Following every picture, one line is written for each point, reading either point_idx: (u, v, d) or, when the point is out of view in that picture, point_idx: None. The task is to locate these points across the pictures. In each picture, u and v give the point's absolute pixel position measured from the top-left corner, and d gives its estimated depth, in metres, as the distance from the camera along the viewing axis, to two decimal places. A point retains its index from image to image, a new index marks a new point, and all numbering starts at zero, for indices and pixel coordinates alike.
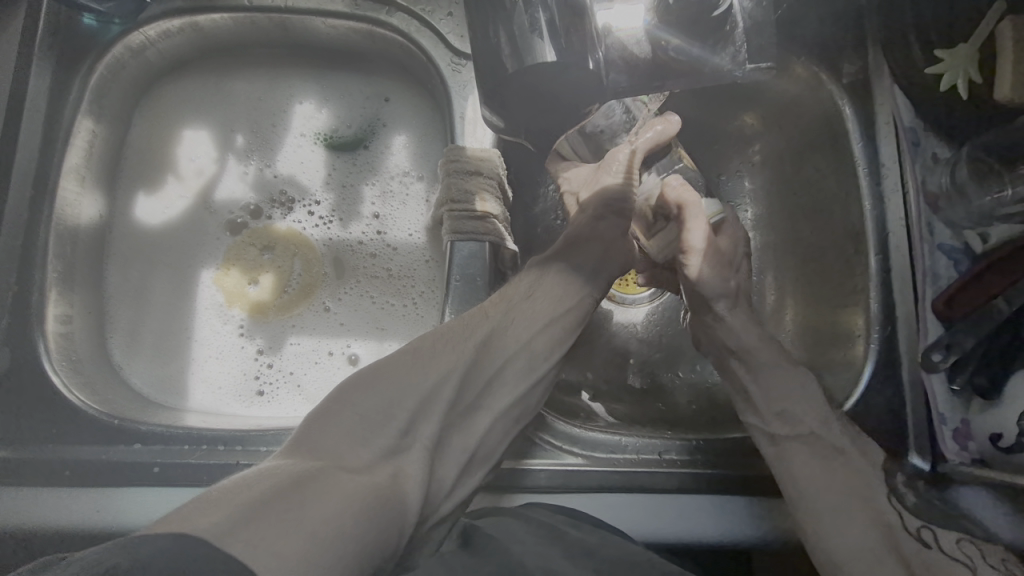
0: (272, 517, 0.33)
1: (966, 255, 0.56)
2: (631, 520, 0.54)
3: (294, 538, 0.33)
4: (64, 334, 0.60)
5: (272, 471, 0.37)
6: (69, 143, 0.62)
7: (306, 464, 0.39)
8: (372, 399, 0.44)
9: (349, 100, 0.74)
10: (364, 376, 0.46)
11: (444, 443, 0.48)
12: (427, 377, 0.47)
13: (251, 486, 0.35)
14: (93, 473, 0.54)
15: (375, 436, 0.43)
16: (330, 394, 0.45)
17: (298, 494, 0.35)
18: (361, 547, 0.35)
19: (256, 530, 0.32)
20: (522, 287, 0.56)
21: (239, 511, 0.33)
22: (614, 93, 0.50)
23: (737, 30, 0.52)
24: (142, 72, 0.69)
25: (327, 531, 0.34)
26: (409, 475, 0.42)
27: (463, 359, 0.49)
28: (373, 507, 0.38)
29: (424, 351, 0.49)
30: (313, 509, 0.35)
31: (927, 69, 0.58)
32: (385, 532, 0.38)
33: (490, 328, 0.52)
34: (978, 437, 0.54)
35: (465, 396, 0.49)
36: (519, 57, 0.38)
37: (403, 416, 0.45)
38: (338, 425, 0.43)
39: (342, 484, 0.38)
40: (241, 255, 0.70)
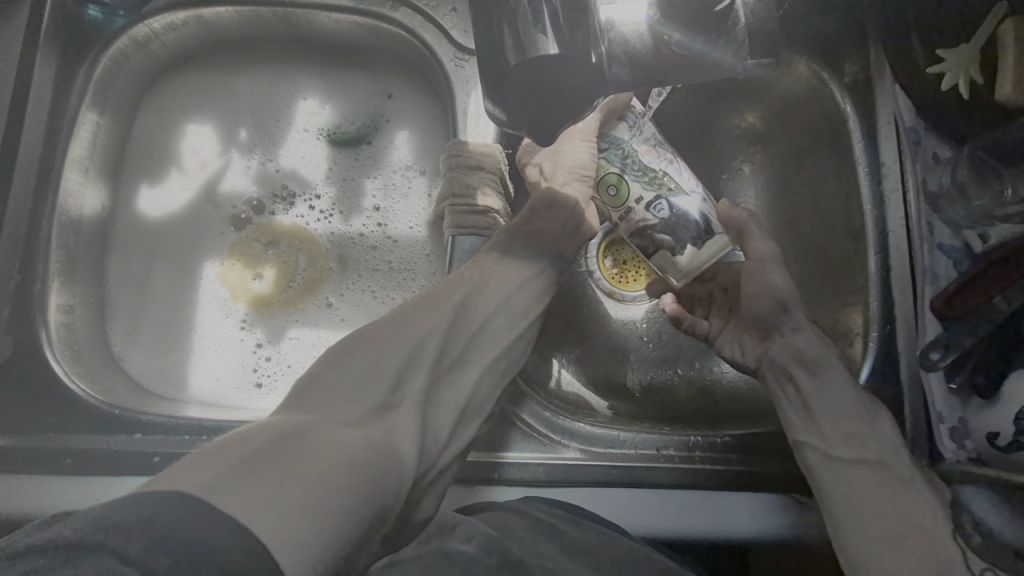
0: (262, 472, 0.36)
1: (966, 255, 0.55)
2: (628, 516, 0.54)
3: (285, 492, 0.35)
4: (66, 323, 0.60)
5: (264, 426, 0.40)
6: (73, 133, 0.62)
7: (298, 419, 0.41)
8: (358, 362, 0.46)
9: (352, 96, 0.75)
10: (351, 341, 0.48)
11: (435, 398, 0.50)
12: (411, 339, 0.49)
13: (244, 441, 0.38)
14: (93, 463, 0.54)
15: (364, 393, 0.45)
16: (318, 360, 0.47)
17: (287, 449, 0.38)
18: (351, 496, 0.38)
19: (246, 485, 0.35)
20: (495, 255, 0.57)
21: (230, 467, 0.36)
22: (616, 88, 0.48)
23: (739, 26, 0.53)
24: (147, 65, 0.70)
25: (315, 483, 0.37)
26: (402, 427, 0.46)
27: (445, 321, 0.51)
28: (364, 459, 0.40)
29: (409, 315, 0.51)
30: (302, 461, 0.37)
31: (928, 69, 0.57)
32: (377, 484, 0.41)
33: (473, 294, 0.54)
34: (976, 436, 0.53)
35: (450, 356, 0.52)
36: (522, 51, 0.38)
37: (390, 374, 0.47)
38: (328, 384, 0.45)
39: (333, 438, 0.40)
40: (246, 249, 0.71)
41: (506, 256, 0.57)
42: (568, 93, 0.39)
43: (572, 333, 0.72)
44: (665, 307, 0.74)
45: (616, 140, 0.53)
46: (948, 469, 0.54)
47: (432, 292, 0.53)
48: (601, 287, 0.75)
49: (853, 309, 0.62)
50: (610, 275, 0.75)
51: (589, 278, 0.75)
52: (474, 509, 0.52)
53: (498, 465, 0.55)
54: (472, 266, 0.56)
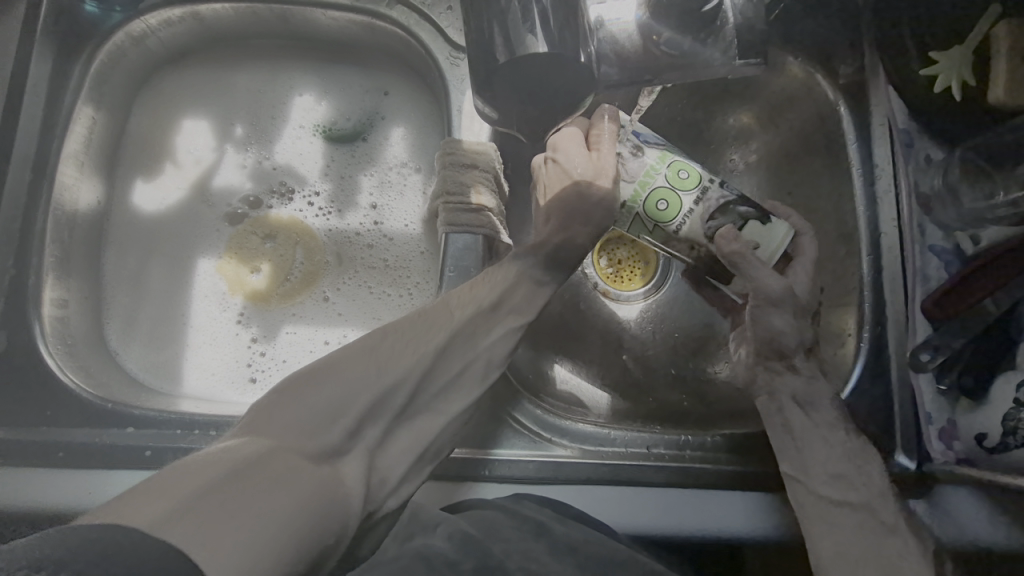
0: (211, 506, 0.29)
1: (957, 256, 0.55)
2: (619, 515, 0.54)
3: (236, 532, 0.28)
4: (60, 317, 0.61)
5: (214, 455, 0.33)
6: (68, 128, 0.63)
7: (251, 450, 0.34)
8: (323, 395, 0.39)
9: (348, 93, 0.75)
10: (314, 369, 0.40)
11: (391, 446, 0.43)
12: (386, 375, 0.42)
13: (192, 471, 0.31)
14: (83, 457, 0.54)
15: (319, 432, 0.37)
16: (274, 388, 0.39)
17: (241, 485, 0.31)
18: (305, 542, 0.31)
19: (194, 523, 0.28)
20: (489, 286, 0.52)
21: (176, 501, 0.28)
22: (604, 86, 0.51)
23: (728, 26, 0.52)
24: (144, 61, 0.70)
25: (271, 526, 0.30)
26: (353, 477, 0.37)
27: (423, 359, 0.45)
28: (323, 501, 0.33)
29: (385, 341, 0.44)
30: (259, 500, 0.30)
31: (922, 70, 0.58)
32: (333, 527, 0.34)
33: (456, 329, 0.48)
34: (965, 437, 0.53)
35: (421, 400, 0.45)
36: (510, 47, 0.38)
37: (355, 415, 0.39)
38: (282, 417, 0.37)
39: (297, 473, 0.33)
40: (244, 244, 0.71)
41: (502, 288, 0.52)
42: (558, 91, 0.40)
43: (566, 332, 0.72)
44: (659, 306, 0.74)
45: (634, 199, 0.53)
46: (934, 468, 0.55)
47: (410, 318, 0.47)
48: (595, 286, 0.75)
49: (845, 309, 0.63)
50: (604, 275, 0.75)
51: (584, 277, 0.75)
52: (462, 507, 0.52)
53: (487, 461, 0.55)
54: (461, 295, 0.51)
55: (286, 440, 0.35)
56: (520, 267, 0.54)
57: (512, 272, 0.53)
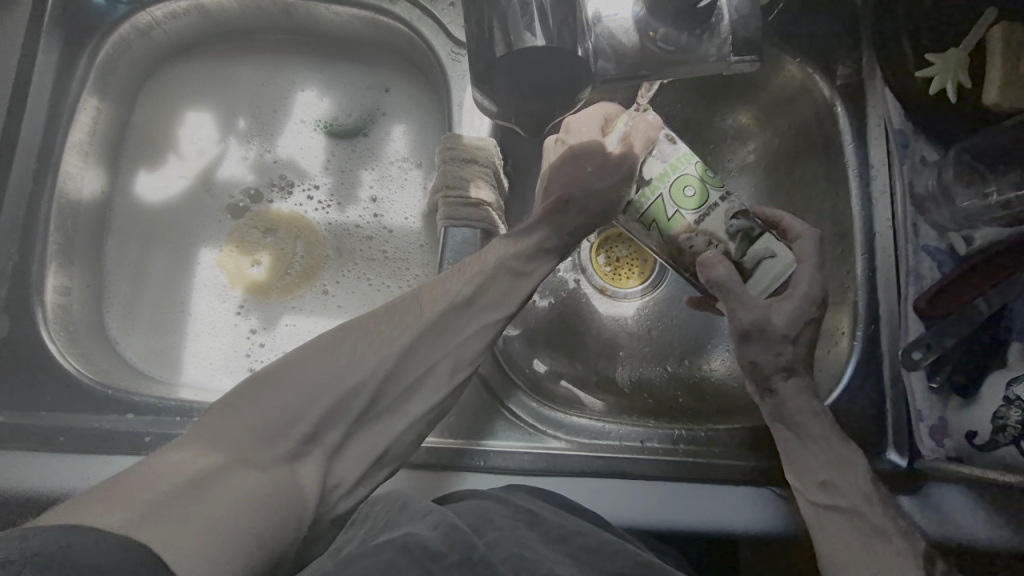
0: (169, 513, 0.31)
1: (950, 256, 0.57)
2: (613, 507, 0.55)
3: (191, 534, 0.31)
4: (62, 304, 0.61)
5: (173, 461, 0.35)
6: (73, 118, 0.63)
7: (209, 458, 0.36)
8: (280, 400, 0.40)
9: (350, 89, 0.76)
10: (275, 371, 0.41)
11: (351, 448, 0.43)
12: (347, 377, 0.43)
13: (150, 481, 0.33)
14: (83, 442, 0.55)
15: (274, 440, 0.39)
16: (235, 390, 0.41)
17: (195, 494, 0.33)
18: (258, 542, 0.34)
19: (153, 526, 0.30)
20: (466, 278, 0.50)
21: (134, 509, 0.31)
22: (602, 81, 0.52)
23: (723, 23, 0.53)
24: (149, 53, 0.71)
25: (225, 527, 0.33)
26: (310, 478, 0.39)
27: (388, 360, 0.44)
28: (277, 502, 0.36)
29: (348, 340, 0.44)
30: (213, 505, 0.33)
31: (917, 73, 0.60)
32: (284, 525, 0.36)
33: (423, 327, 0.47)
34: (955, 434, 0.55)
35: (386, 401, 0.45)
36: (509, 40, 0.39)
37: (312, 421, 0.40)
38: (242, 419, 0.39)
39: (248, 481, 0.36)
40: (244, 237, 0.72)
41: (478, 281, 0.50)
42: (557, 84, 0.40)
43: (562, 328, 0.72)
44: (656, 304, 0.74)
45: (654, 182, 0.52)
46: (925, 466, 0.55)
47: (375, 314, 0.47)
48: (592, 283, 0.76)
49: (840, 308, 0.63)
50: (602, 272, 0.76)
51: (582, 274, 0.76)
52: (454, 497, 0.52)
53: (482, 452, 0.56)
54: (433, 288, 0.49)
55: (243, 446, 0.38)
56: (497, 258, 0.51)
57: (489, 265, 0.51)
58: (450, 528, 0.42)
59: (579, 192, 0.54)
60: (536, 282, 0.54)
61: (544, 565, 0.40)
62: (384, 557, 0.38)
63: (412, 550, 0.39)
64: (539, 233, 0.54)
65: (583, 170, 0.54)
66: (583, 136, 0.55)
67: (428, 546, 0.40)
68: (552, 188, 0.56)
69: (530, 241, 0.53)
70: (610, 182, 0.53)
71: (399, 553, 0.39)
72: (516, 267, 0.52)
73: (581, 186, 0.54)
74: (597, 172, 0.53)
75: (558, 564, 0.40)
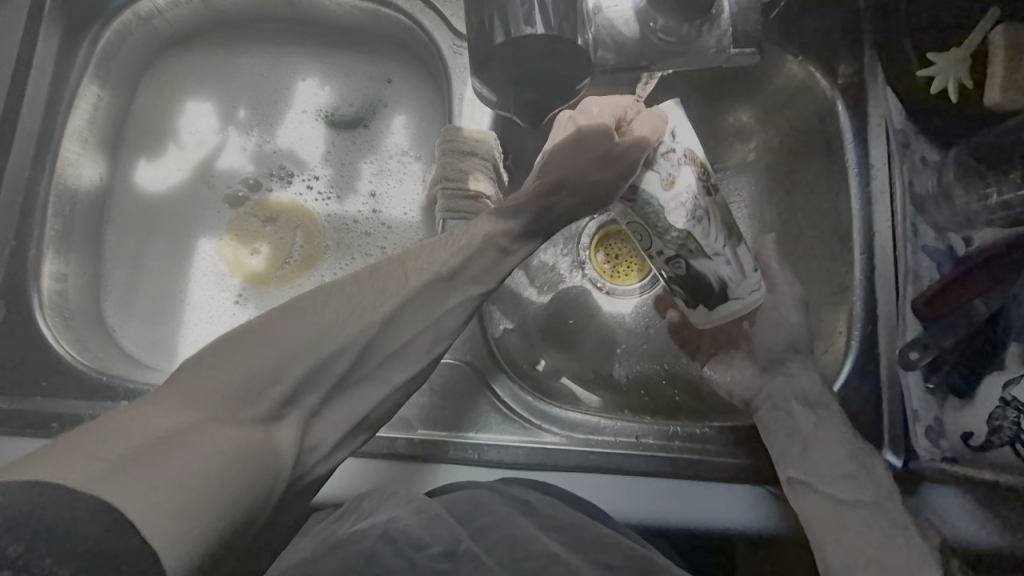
0: (139, 466, 0.29)
1: (949, 257, 0.56)
2: (610, 500, 0.55)
3: (164, 490, 0.29)
4: (58, 291, 0.61)
5: (143, 412, 0.33)
6: (73, 105, 0.63)
7: (181, 413, 0.33)
8: (259, 358, 0.37)
9: (351, 80, 0.75)
10: (250, 328, 0.39)
11: (328, 413, 0.42)
12: (327, 341, 0.40)
13: (117, 433, 0.31)
14: (79, 428, 0.55)
15: (254, 398, 0.36)
16: (207, 346, 0.38)
17: (166, 449, 0.31)
18: (234, 502, 0.32)
19: (123, 482, 0.28)
20: (453, 249, 0.49)
21: (102, 461, 0.29)
22: (601, 71, 0.52)
23: (723, 16, 0.53)
24: (150, 41, 0.71)
25: (198, 485, 0.30)
26: (287, 440, 0.37)
27: (370, 327, 0.43)
28: (253, 461, 0.34)
29: (328, 302, 0.42)
30: (186, 460, 0.31)
31: (919, 72, 0.58)
32: (259, 485, 0.33)
33: (409, 294, 0.45)
34: (951, 436, 0.54)
35: (365, 368, 0.43)
36: (508, 30, 0.39)
37: (289, 381, 0.38)
38: (215, 373, 0.36)
39: (223, 440, 0.33)
40: (244, 226, 0.72)
41: (465, 256, 0.49)
42: (556, 77, 0.41)
43: (558, 324, 0.72)
44: (654, 303, 0.74)
45: (648, 195, 0.49)
46: (920, 466, 0.56)
47: (357, 276, 0.45)
48: (591, 280, 0.75)
49: (837, 309, 0.63)
50: (601, 269, 0.76)
51: (580, 272, 0.75)
52: (445, 490, 0.52)
53: (476, 446, 0.56)
54: (418, 257, 0.47)
55: (217, 402, 0.35)
56: (486, 233, 0.50)
57: (477, 237, 0.50)
58: (433, 518, 0.43)
59: (575, 178, 0.52)
60: (518, 261, 0.53)
61: (538, 545, 0.42)
62: (366, 546, 0.39)
63: (395, 543, 0.40)
64: (527, 216, 0.52)
65: (584, 153, 0.51)
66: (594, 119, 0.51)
67: (410, 537, 0.41)
68: (547, 168, 0.53)
69: (518, 222, 0.52)
70: (608, 176, 0.51)
71: (381, 542, 0.40)
72: (504, 242, 0.51)
73: (579, 171, 0.52)
74: (598, 163, 0.51)
75: (551, 544, 0.43)
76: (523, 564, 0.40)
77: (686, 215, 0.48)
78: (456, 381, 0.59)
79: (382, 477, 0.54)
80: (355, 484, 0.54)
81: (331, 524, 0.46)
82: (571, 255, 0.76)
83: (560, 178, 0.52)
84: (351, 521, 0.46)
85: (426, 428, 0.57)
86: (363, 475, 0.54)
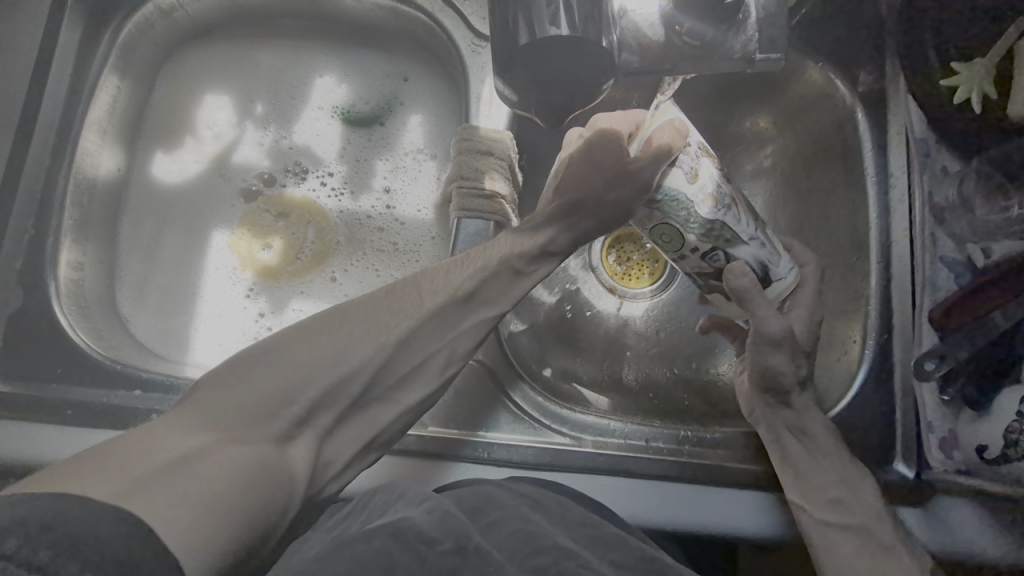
0: (156, 488, 0.30)
1: (968, 268, 0.55)
2: (624, 506, 0.54)
3: (179, 512, 0.29)
4: (74, 280, 0.62)
5: (159, 430, 0.33)
6: (93, 96, 0.64)
7: (197, 433, 0.34)
8: (274, 378, 0.37)
9: (368, 78, 0.76)
10: (267, 347, 0.39)
11: (341, 431, 0.42)
12: (343, 359, 0.40)
13: (137, 455, 0.31)
14: (92, 414, 0.55)
15: (269, 416, 0.36)
16: (226, 362, 0.38)
17: (184, 468, 0.31)
18: (247, 524, 0.32)
19: (141, 500, 0.29)
20: (468, 272, 0.49)
21: (122, 483, 0.29)
22: (624, 73, 0.52)
23: (749, 20, 0.54)
24: (170, 34, 0.71)
25: (214, 506, 0.31)
26: (301, 460, 0.37)
27: (384, 349, 0.43)
28: (266, 481, 0.34)
29: (344, 322, 0.42)
30: (201, 483, 0.31)
31: (942, 81, 0.56)
32: (270, 504, 0.34)
33: (423, 318, 0.45)
34: (965, 447, 0.54)
35: (379, 389, 0.43)
36: (532, 29, 0.39)
37: (307, 400, 0.38)
38: (234, 393, 0.36)
39: (238, 461, 0.33)
40: (257, 221, 0.72)
41: (482, 276, 0.49)
42: (578, 78, 0.40)
43: (568, 326, 0.72)
44: (666, 306, 0.74)
45: (673, 192, 0.47)
46: (933, 478, 0.55)
47: (374, 296, 0.45)
48: (603, 282, 0.75)
49: (851, 317, 0.62)
50: (613, 271, 0.76)
51: (591, 274, 0.75)
52: (452, 488, 0.52)
53: (486, 445, 0.56)
54: (435, 277, 0.47)
55: (235, 422, 0.35)
56: (503, 254, 0.50)
57: (495, 259, 0.50)
58: (444, 514, 0.43)
59: (589, 197, 0.51)
60: (536, 279, 0.53)
61: (548, 539, 0.42)
62: (376, 542, 0.39)
63: (404, 537, 0.40)
64: (547, 233, 0.52)
65: (598, 171, 0.50)
66: (602, 130, 0.50)
67: (421, 530, 0.41)
68: (563, 186, 0.52)
69: (535, 240, 0.52)
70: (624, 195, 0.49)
71: (390, 537, 0.40)
72: (519, 264, 0.51)
73: (593, 190, 0.51)
74: (610, 184, 0.49)
75: (561, 538, 0.43)
76: (534, 559, 0.40)
77: (713, 205, 0.47)
78: (467, 380, 0.59)
79: (394, 475, 0.54)
80: (366, 480, 0.54)
81: (339, 522, 0.46)
82: (583, 257, 0.76)
83: (575, 196, 0.52)
84: (359, 520, 0.46)
85: (436, 426, 0.57)
86: (371, 471, 0.54)
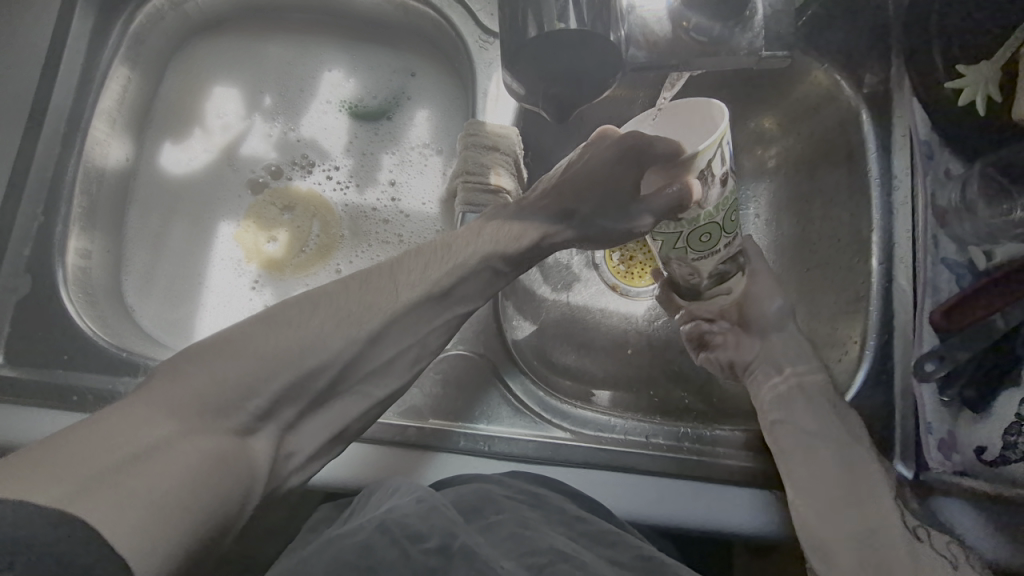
0: (108, 487, 0.29)
1: (969, 270, 0.56)
2: (609, 498, 0.55)
3: (130, 510, 0.29)
4: (82, 268, 0.62)
5: (114, 421, 0.33)
6: (104, 85, 0.65)
7: (156, 424, 0.33)
8: (236, 366, 0.37)
9: (376, 72, 0.76)
10: (238, 337, 0.39)
11: (307, 422, 0.42)
12: (312, 352, 0.41)
13: (88, 449, 0.31)
14: (94, 401, 0.56)
15: (229, 407, 0.36)
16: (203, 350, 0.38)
17: (132, 467, 0.31)
18: (202, 517, 0.32)
19: (99, 495, 0.29)
20: (447, 268, 0.49)
21: (70, 483, 0.29)
22: (632, 67, 0.53)
23: (756, 17, 0.54)
24: (181, 26, 0.72)
25: (169, 503, 0.31)
26: (261, 453, 0.37)
27: (354, 344, 0.43)
28: (224, 474, 0.34)
29: (315, 312, 0.42)
30: (155, 480, 0.31)
31: (949, 84, 0.58)
32: (227, 494, 0.34)
33: (404, 309, 0.46)
34: (964, 449, 0.54)
35: (346, 382, 0.43)
36: (540, 22, 0.40)
37: (268, 394, 0.38)
38: (191, 383, 0.36)
39: (190, 456, 0.33)
40: (263, 212, 0.72)
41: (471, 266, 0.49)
42: (584, 74, 0.41)
43: (570, 324, 0.72)
44: None
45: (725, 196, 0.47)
46: (932, 479, 0.55)
47: (347, 287, 0.45)
48: (605, 280, 0.75)
49: (851, 318, 0.62)
50: (614, 269, 0.76)
51: (594, 271, 0.76)
52: (450, 482, 0.52)
53: (487, 437, 0.56)
54: (418, 267, 0.48)
55: (193, 412, 0.35)
56: (487, 250, 0.50)
57: (478, 255, 0.50)
58: (432, 506, 0.43)
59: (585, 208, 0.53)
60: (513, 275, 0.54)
61: (545, 541, 0.42)
62: (362, 535, 0.40)
63: (390, 531, 0.40)
64: (534, 226, 0.53)
65: (597, 185, 0.51)
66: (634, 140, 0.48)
67: (407, 525, 0.41)
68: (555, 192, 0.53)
69: (527, 233, 0.53)
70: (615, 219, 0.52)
71: (376, 532, 0.40)
72: (499, 265, 0.52)
73: (587, 204, 0.52)
74: (603, 203, 0.52)
75: (556, 538, 0.43)
76: (529, 558, 0.40)
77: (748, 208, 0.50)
78: (468, 372, 0.59)
79: (386, 466, 0.55)
80: (361, 473, 0.54)
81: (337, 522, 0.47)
82: (585, 254, 0.76)
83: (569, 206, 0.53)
84: (354, 514, 0.46)
85: (436, 418, 0.57)
86: (365, 464, 0.55)
